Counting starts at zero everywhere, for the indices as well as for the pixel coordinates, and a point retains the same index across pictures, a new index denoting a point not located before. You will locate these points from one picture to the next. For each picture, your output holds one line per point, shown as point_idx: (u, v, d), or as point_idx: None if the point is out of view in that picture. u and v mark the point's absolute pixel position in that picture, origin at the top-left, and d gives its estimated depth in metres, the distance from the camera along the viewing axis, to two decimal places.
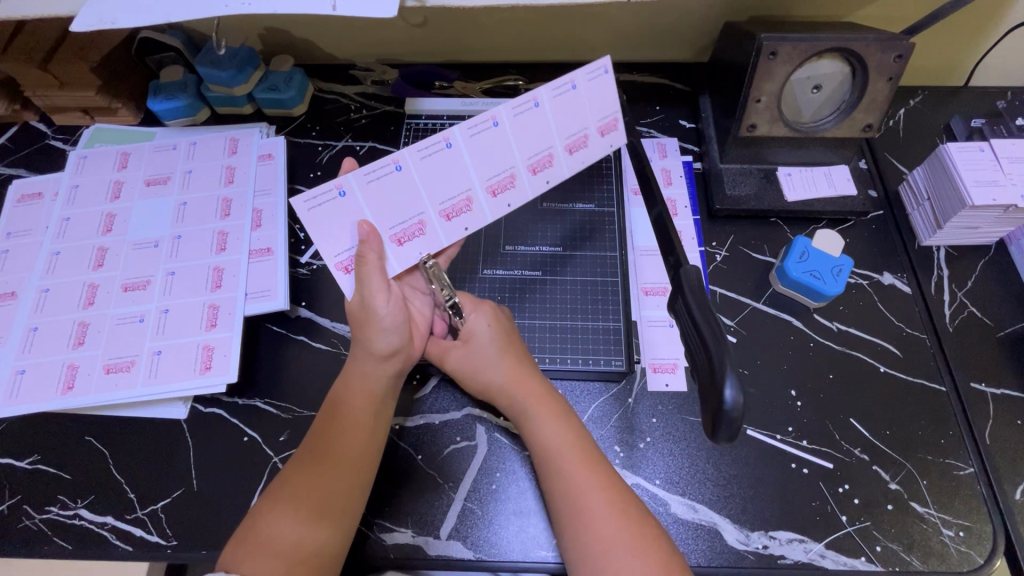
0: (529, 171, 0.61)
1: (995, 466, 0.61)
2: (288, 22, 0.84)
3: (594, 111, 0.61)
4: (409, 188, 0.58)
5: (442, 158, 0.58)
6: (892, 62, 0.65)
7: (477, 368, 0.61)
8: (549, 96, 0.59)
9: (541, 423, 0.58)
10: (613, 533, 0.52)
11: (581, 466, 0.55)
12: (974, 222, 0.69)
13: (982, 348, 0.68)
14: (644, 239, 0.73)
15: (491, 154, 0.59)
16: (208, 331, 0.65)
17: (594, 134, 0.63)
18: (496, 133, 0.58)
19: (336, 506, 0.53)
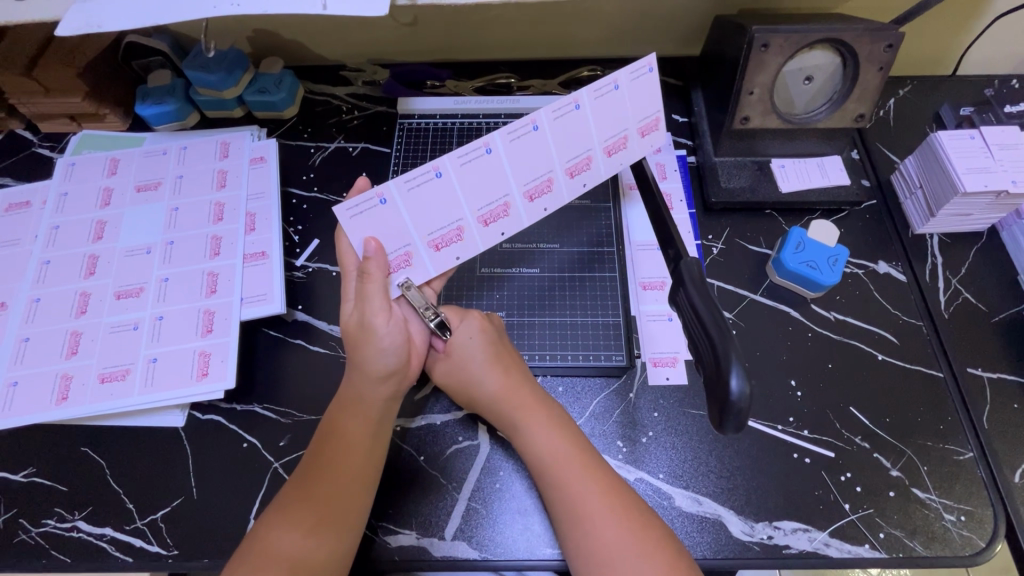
0: (567, 174, 0.60)
1: (994, 450, 0.62)
2: (276, 24, 0.84)
3: (635, 111, 0.59)
4: (447, 195, 0.56)
5: (486, 162, 0.55)
6: (882, 52, 0.65)
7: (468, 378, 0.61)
8: (593, 97, 0.56)
9: (536, 432, 0.57)
10: (614, 535, 0.52)
11: (584, 469, 0.55)
12: (967, 209, 0.70)
13: (977, 333, 0.68)
14: (641, 233, 0.72)
15: (531, 158, 0.57)
16: (204, 337, 0.64)
17: (635, 134, 0.61)
18: (538, 137, 0.56)
19: (340, 514, 0.53)
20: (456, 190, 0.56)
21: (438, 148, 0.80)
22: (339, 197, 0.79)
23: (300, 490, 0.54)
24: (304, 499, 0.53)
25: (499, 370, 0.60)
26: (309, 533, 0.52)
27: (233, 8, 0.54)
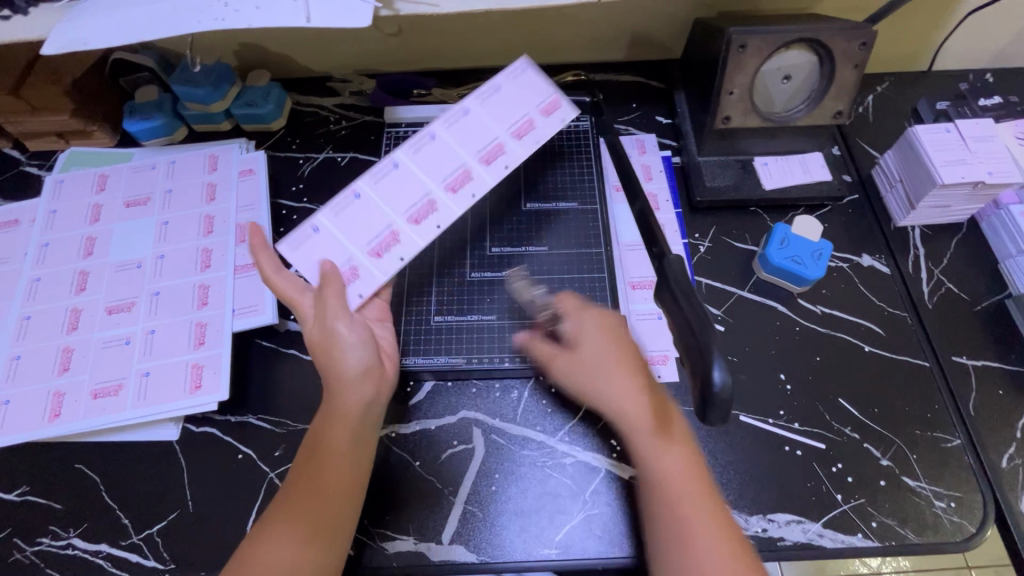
0: (482, 163, 0.60)
1: (980, 436, 0.63)
2: (262, 37, 0.85)
3: (529, 99, 0.63)
4: (372, 210, 0.59)
5: (400, 172, 0.59)
6: (857, 49, 0.67)
7: (597, 376, 0.57)
8: (478, 102, 0.62)
9: (636, 431, 0.54)
10: (712, 540, 0.48)
11: (676, 473, 0.52)
12: (946, 200, 0.71)
13: (961, 322, 0.70)
14: (628, 233, 0.74)
15: (439, 162, 0.60)
16: (196, 349, 0.64)
17: (537, 116, 0.62)
18: (438, 143, 0.61)
19: (329, 520, 0.52)
20: (380, 199, 0.59)
21: None
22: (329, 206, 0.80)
23: (287, 500, 0.53)
24: (290, 508, 0.52)
25: (626, 369, 0.56)
26: (296, 545, 0.51)
27: (217, 23, 0.55)
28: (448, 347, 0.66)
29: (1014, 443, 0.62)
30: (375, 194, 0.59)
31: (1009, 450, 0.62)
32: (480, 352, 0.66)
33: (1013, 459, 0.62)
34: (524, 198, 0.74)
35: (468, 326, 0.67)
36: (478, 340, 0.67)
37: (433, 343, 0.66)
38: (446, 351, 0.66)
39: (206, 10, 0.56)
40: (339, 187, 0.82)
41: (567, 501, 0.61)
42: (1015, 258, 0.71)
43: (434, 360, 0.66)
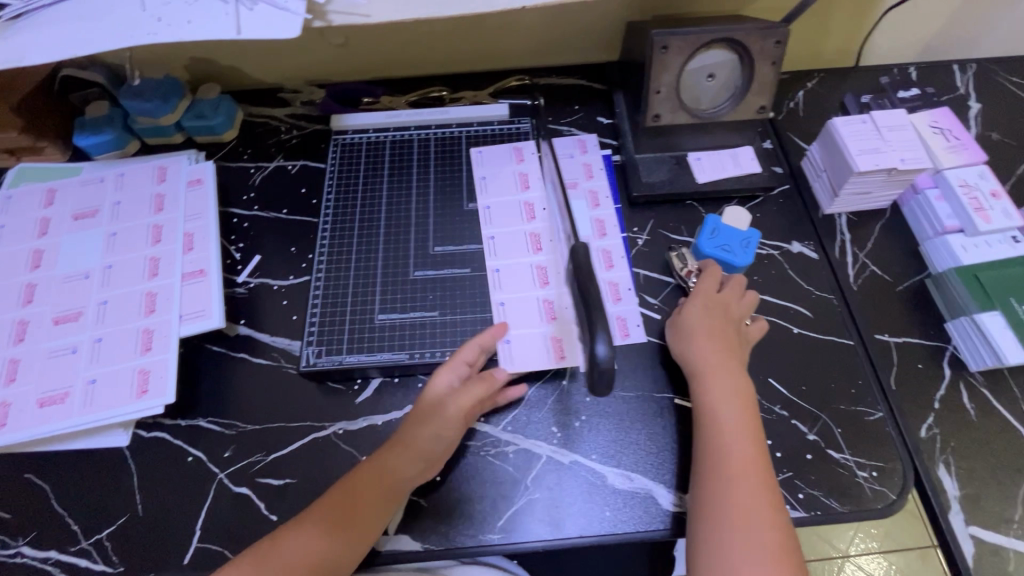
0: (530, 221, 0.75)
1: (901, 408, 0.66)
2: (210, 51, 0.87)
3: (512, 154, 0.80)
4: (527, 322, 0.68)
5: (503, 285, 0.71)
6: (773, 47, 0.71)
7: (685, 340, 0.65)
8: (486, 171, 0.79)
9: (709, 390, 0.61)
10: (751, 489, 0.55)
11: (746, 431, 0.59)
12: (865, 187, 0.75)
13: (884, 302, 0.73)
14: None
15: (520, 246, 0.73)
16: (143, 355, 0.65)
17: (522, 161, 0.79)
18: (502, 236, 0.74)
19: (363, 528, 0.57)
20: (517, 325, 0.68)
21: (371, 163, 0.81)
22: (278, 213, 0.82)
23: (328, 500, 0.58)
24: (327, 509, 0.57)
25: (721, 339, 0.64)
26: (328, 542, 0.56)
27: (150, 37, 0.58)
28: (393, 343, 0.68)
29: (932, 413, 0.66)
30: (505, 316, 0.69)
31: (927, 420, 0.65)
32: (421, 347, 0.68)
33: (931, 429, 0.65)
34: (466, 200, 0.77)
35: (411, 323, 0.69)
36: (421, 335, 0.68)
37: (380, 340, 0.68)
38: (391, 347, 0.68)
39: (139, 25, 0.58)
40: (289, 194, 0.84)
41: (509, 486, 0.63)
42: (933, 240, 0.75)
43: (380, 356, 0.67)
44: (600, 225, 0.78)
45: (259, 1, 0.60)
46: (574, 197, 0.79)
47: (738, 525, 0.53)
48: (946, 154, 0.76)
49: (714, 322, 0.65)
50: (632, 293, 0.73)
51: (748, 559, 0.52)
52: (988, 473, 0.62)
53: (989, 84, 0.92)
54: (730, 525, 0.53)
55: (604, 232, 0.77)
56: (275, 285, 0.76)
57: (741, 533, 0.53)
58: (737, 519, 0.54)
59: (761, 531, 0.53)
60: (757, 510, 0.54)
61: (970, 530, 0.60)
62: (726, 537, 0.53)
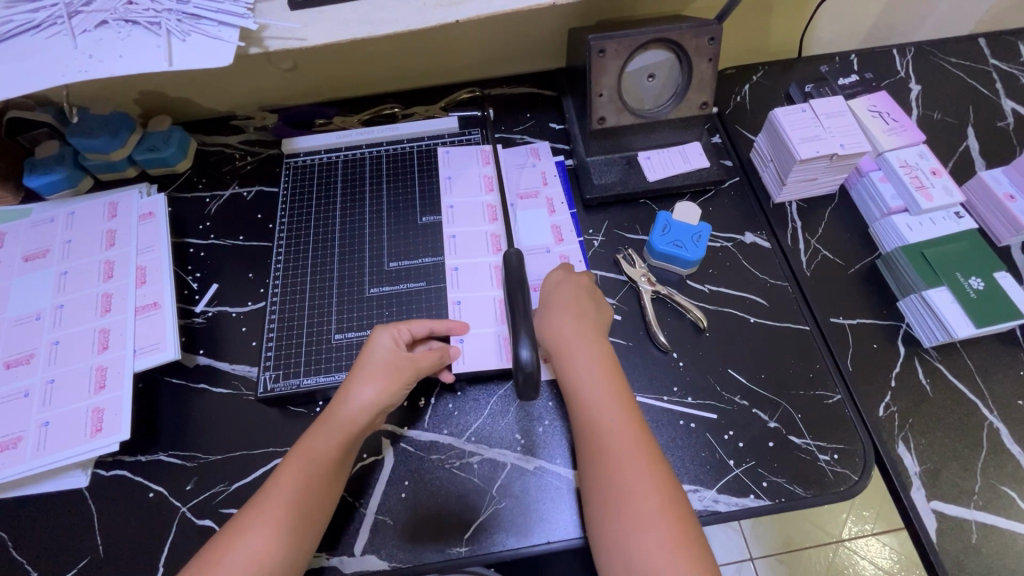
0: (493, 222, 0.77)
1: (859, 389, 0.67)
2: (159, 83, 0.87)
3: (476, 157, 0.82)
4: (480, 323, 0.70)
5: (460, 285, 0.72)
6: (707, 44, 0.72)
7: (542, 316, 0.66)
8: (450, 171, 0.81)
9: (570, 369, 0.62)
10: (631, 459, 0.55)
11: (611, 400, 0.59)
12: (811, 174, 0.76)
13: (838, 286, 0.74)
14: (531, 237, 0.77)
15: (479, 245, 0.75)
16: (97, 393, 0.64)
17: (486, 165, 0.82)
18: (464, 235, 0.76)
19: (313, 515, 0.56)
20: (473, 324, 0.70)
21: (324, 184, 0.81)
22: (235, 240, 0.82)
23: (272, 498, 0.55)
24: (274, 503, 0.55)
25: (577, 312, 0.65)
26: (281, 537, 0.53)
27: (82, 75, 0.58)
28: (351, 362, 0.68)
29: (889, 392, 0.67)
30: (460, 316, 0.70)
31: (885, 399, 0.66)
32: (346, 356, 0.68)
33: (889, 407, 0.66)
34: (419, 214, 0.78)
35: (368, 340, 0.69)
36: None
37: (337, 360, 0.68)
38: (349, 367, 0.67)
39: (70, 64, 0.59)
40: (245, 221, 0.84)
41: (475, 496, 0.63)
42: (881, 221, 0.76)
43: (338, 376, 0.67)
44: (557, 231, 0.77)
45: (192, 32, 0.61)
46: (530, 206, 0.79)
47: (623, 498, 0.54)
48: (885, 137, 0.78)
49: (573, 301, 0.66)
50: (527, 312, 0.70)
51: (643, 529, 0.52)
52: (946, 447, 0.63)
53: (929, 65, 0.94)
54: (616, 502, 0.54)
55: (560, 238, 0.77)
56: (233, 313, 0.76)
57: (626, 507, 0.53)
58: (618, 494, 0.54)
59: (644, 501, 0.53)
60: (636, 478, 0.54)
61: (932, 504, 0.60)
62: (617, 513, 0.54)
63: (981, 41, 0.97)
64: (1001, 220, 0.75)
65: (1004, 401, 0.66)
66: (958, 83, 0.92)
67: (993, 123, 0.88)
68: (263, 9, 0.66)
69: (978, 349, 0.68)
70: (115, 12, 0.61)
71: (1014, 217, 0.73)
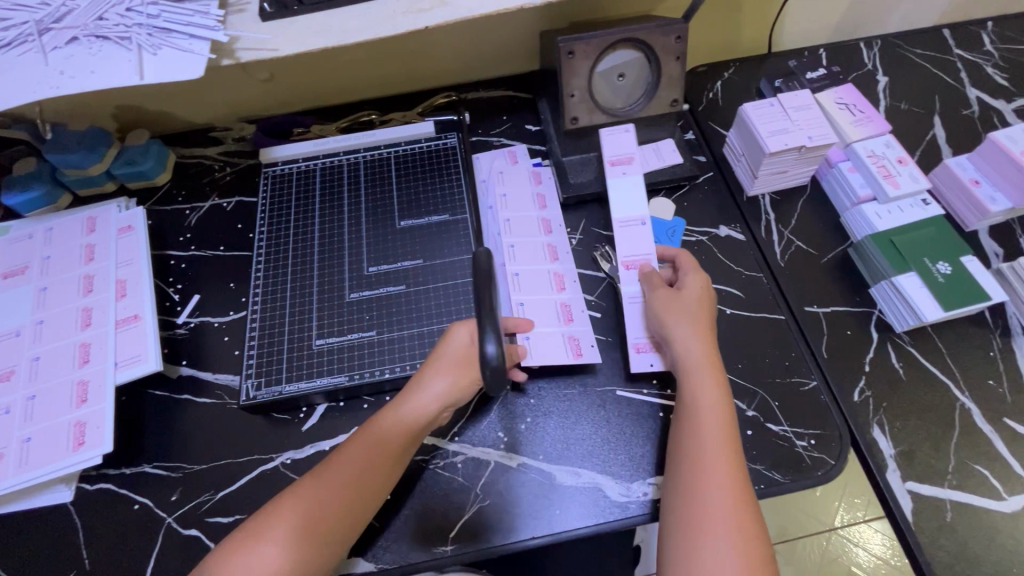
0: (547, 234, 0.78)
1: (834, 376, 0.68)
2: (136, 97, 0.87)
3: (526, 173, 0.83)
4: (547, 323, 0.71)
5: (522, 287, 0.73)
6: (674, 43, 0.74)
7: (665, 328, 0.66)
8: (496, 181, 0.82)
9: (696, 384, 0.61)
10: (726, 488, 0.55)
11: (721, 424, 0.59)
12: (781, 166, 0.78)
13: (811, 275, 0.76)
14: (621, 209, 0.76)
15: (536, 254, 0.76)
16: (79, 407, 0.64)
17: (539, 180, 0.83)
18: (522, 244, 0.76)
19: (363, 505, 0.57)
20: (538, 322, 0.71)
21: (302, 192, 0.81)
22: (215, 251, 0.82)
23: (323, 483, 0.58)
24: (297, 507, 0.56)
25: (703, 331, 0.65)
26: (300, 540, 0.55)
27: (52, 91, 0.58)
28: (333, 367, 0.68)
29: (863, 377, 0.68)
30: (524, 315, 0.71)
31: (859, 384, 0.67)
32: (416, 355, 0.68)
33: (863, 392, 0.67)
34: (398, 218, 0.79)
35: (349, 345, 0.70)
36: (361, 357, 0.69)
37: (319, 365, 0.69)
38: (331, 372, 0.68)
39: (40, 80, 0.59)
40: (225, 231, 0.84)
41: (460, 495, 0.64)
42: (851, 210, 0.77)
43: (320, 381, 0.67)
44: (545, 223, 0.79)
45: (162, 45, 0.61)
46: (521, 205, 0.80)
47: (712, 521, 0.54)
48: (853, 128, 0.80)
49: (699, 318, 0.66)
50: (584, 314, 0.72)
51: (717, 555, 0.52)
52: (920, 428, 0.65)
53: (895, 57, 0.96)
54: (699, 524, 0.54)
55: (548, 230, 0.78)
56: (215, 323, 0.76)
57: (708, 531, 0.53)
58: (706, 518, 0.54)
59: (731, 528, 0.53)
60: (730, 503, 0.55)
61: (907, 485, 0.61)
62: (698, 529, 0.54)
63: (945, 32, 0.99)
64: (968, 206, 0.77)
65: (974, 381, 0.67)
66: (924, 73, 0.94)
67: (959, 112, 0.90)
68: (234, 21, 0.67)
69: (948, 331, 0.70)
70: (86, 28, 0.61)
71: (980, 202, 0.75)
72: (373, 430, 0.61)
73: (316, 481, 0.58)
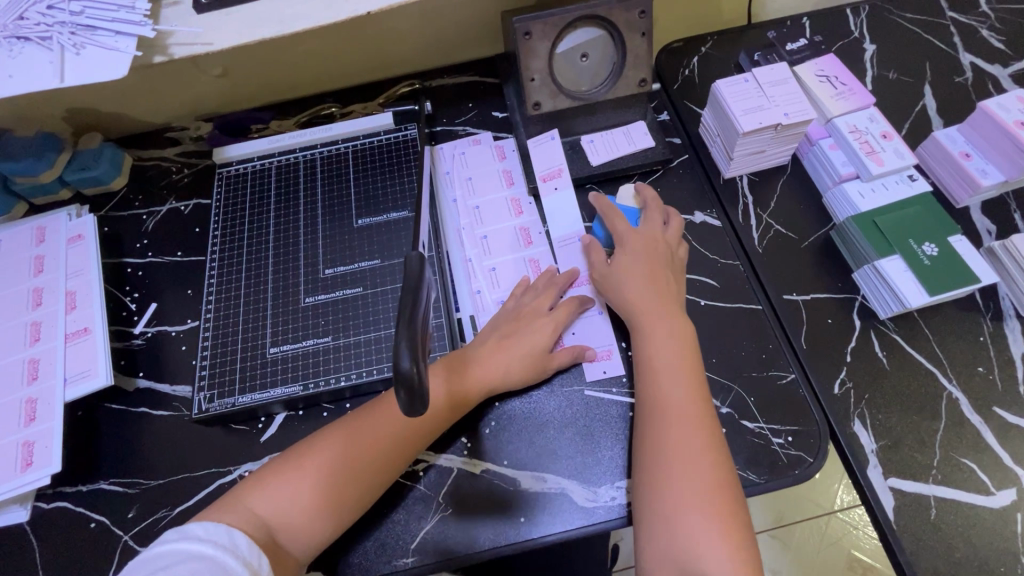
0: (518, 216, 0.76)
1: (813, 368, 0.65)
2: (86, 99, 0.84)
3: (488, 157, 0.81)
4: None
5: (499, 284, 0.73)
6: (638, 18, 0.69)
7: (617, 289, 0.66)
8: (457, 168, 0.80)
9: (648, 331, 0.62)
10: (687, 440, 0.55)
11: (680, 376, 0.59)
12: (758, 146, 0.73)
13: (791, 260, 0.72)
14: (559, 227, 0.74)
15: (510, 241, 0.75)
16: (28, 426, 0.63)
17: (500, 161, 0.80)
18: (494, 233, 0.75)
19: (350, 499, 0.57)
20: None
21: (256, 192, 0.78)
22: (172, 255, 0.80)
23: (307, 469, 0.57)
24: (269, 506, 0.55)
25: (657, 284, 0.65)
26: (318, 519, 0.55)
27: None
28: (287, 376, 0.66)
29: (844, 367, 0.64)
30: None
31: (840, 375, 0.64)
32: (377, 363, 0.66)
33: (844, 383, 0.64)
34: (355, 216, 0.75)
35: (304, 353, 0.67)
36: (316, 364, 0.66)
37: (273, 375, 0.66)
38: (285, 381, 0.66)
39: None
40: (183, 235, 0.81)
41: (422, 505, 0.61)
42: (833, 189, 0.73)
43: (274, 393, 0.65)
44: (516, 203, 0.77)
45: (86, 44, 0.58)
46: (491, 190, 0.78)
47: (674, 462, 0.54)
48: (833, 102, 0.75)
49: (649, 271, 0.65)
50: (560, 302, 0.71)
51: (685, 504, 0.52)
52: (904, 420, 0.61)
53: (883, 23, 0.90)
54: (667, 478, 0.54)
55: (520, 211, 0.76)
56: (173, 332, 0.74)
57: (674, 484, 0.53)
58: (667, 463, 0.54)
59: (698, 480, 0.53)
60: (689, 446, 0.55)
61: (888, 482, 0.58)
62: (662, 482, 0.54)
63: None
64: (957, 180, 0.72)
65: (963, 369, 0.63)
66: (915, 40, 0.88)
67: (952, 79, 0.84)
68: (167, 14, 0.63)
69: (935, 316, 0.66)
70: (5, 29, 0.58)
71: (971, 176, 0.70)
72: (353, 431, 0.59)
73: (290, 477, 0.56)
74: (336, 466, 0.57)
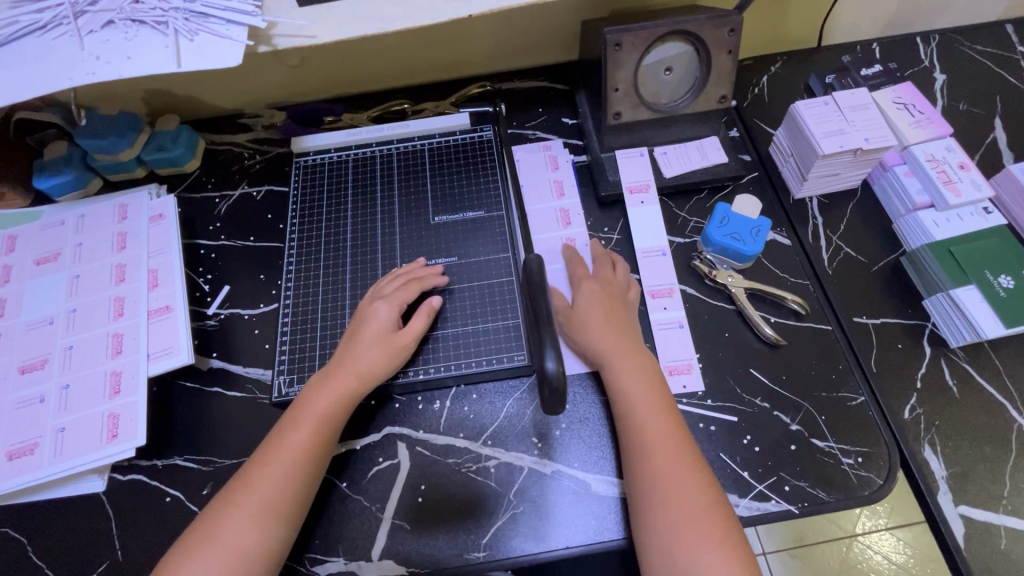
0: (567, 227, 0.77)
1: (883, 392, 0.65)
2: (168, 82, 0.85)
3: (540, 167, 0.81)
4: None
5: None
6: (727, 36, 0.70)
7: (583, 331, 0.66)
8: (527, 171, 0.81)
9: (619, 372, 0.62)
10: (676, 470, 0.56)
11: (658, 408, 0.60)
12: (833, 169, 0.74)
13: (861, 283, 0.72)
14: (644, 240, 0.75)
15: (555, 252, 0.75)
16: (112, 398, 0.64)
17: (552, 170, 0.81)
18: (541, 243, 0.75)
19: (280, 512, 0.56)
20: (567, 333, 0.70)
21: (334, 183, 0.80)
22: (245, 241, 0.81)
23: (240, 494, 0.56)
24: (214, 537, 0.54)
25: (613, 321, 0.65)
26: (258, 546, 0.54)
27: (88, 78, 0.57)
28: None
29: (915, 393, 0.65)
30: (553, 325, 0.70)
31: (910, 401, 0.65)
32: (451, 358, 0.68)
33: (914, 409, 0.64)
34: (430, 212, 0.77)
35: None
36: None
37: None
38: None
39: (77, 66, 0.58)
40: (255, 221, 0.83)
41: (494, 501, 0.62)
42: (906, 217, 0.73)
43: None
44: (563, 215, 0.77)
45: (199, 31, 0.59)
46: (542, 198, 0.79)
47: (666, 486, 0.55)
48: (911, 130, 0.76)
49: (605, 309, 0.66)
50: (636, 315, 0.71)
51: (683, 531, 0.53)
52: (974, 449, 0.62)
53: (954, 54, 0.91)
54: (661, 503, 0.55)
55: (568, 222, 0.77)
56: (245, 315, 0.75)
57: (668, 511, 0.54)
58: (659, 488, 0.55)
59: (689, 506, 0.54)
60: (681, 476, 0.55)
61: (959, 508, 0.59)
62: (655, 508, 0.55)
63: (1008, 28, 0.93)
64: None
65: None
66: (986, 72, 0.89)
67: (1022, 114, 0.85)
68: (271, 5, 0.64)
69: (1005, 348, 0.67)
70: (122, 11, 0.59)
71: None
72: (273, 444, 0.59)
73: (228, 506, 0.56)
74: (269, 487, 0.56)
